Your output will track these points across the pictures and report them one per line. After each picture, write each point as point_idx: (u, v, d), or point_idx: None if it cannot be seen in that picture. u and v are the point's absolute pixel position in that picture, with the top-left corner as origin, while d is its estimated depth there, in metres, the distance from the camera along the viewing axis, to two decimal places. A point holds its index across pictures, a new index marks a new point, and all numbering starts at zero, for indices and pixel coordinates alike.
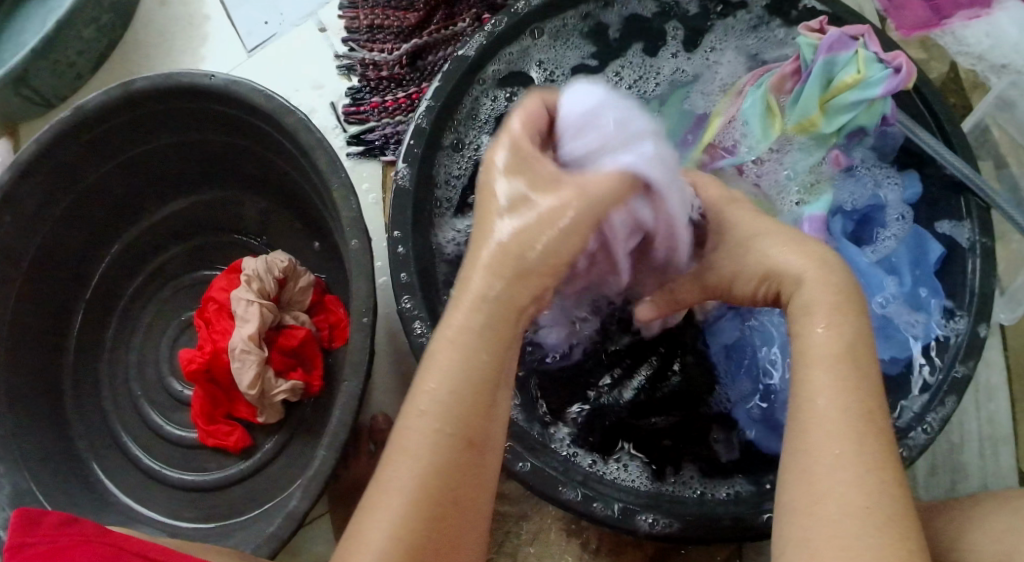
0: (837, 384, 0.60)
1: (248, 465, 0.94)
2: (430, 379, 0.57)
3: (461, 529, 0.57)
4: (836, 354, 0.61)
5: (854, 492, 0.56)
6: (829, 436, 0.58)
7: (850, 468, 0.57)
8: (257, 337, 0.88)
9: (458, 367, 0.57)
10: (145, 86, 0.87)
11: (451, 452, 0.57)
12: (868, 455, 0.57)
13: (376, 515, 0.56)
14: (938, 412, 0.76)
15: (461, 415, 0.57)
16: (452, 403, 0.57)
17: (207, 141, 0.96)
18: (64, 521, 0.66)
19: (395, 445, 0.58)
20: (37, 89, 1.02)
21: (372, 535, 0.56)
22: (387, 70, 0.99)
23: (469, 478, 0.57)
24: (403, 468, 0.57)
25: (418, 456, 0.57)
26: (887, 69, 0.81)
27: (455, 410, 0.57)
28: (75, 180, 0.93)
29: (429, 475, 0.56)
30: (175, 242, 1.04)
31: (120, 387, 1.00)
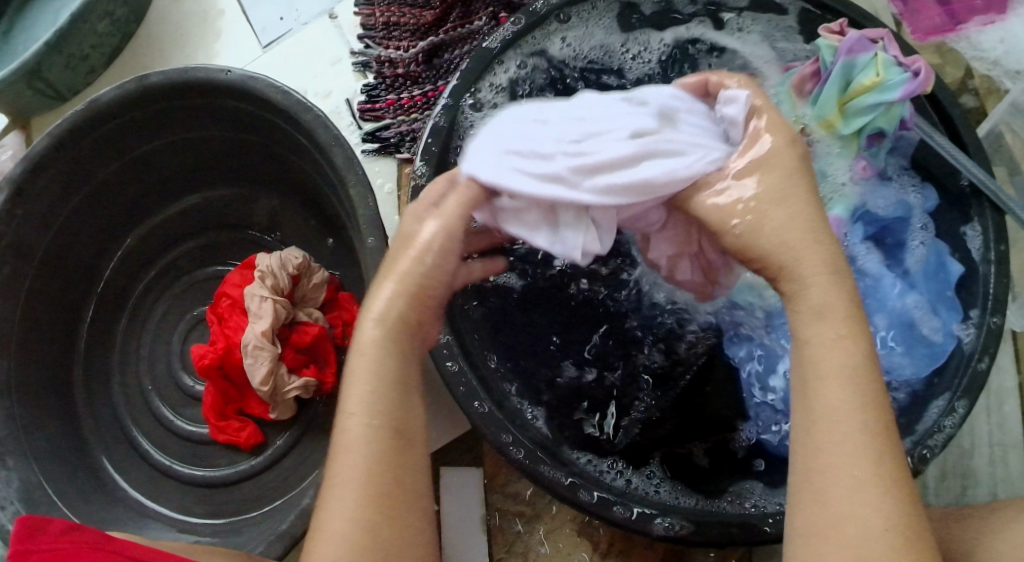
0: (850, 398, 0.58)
1: (259, 462, 0.94)
2: (359, 383, 0.62)
3: (407, 520, 0.61)
4: (855, 372, 0.58)
5: (862, 504, 0.56)
6: (838, 449, 0.57)
7: (847, 475, 0.56)
8: (270, 333, 0.87)
9: (379, 370, 0.63)
10: (160, 81, 0.87)
11: (387, 446, 0.61)
12: (879, 465, 0.56)
13: (329, 515, 0.60)
14: (954, 416, 0.77)
15: (391, 409, 0.62)
16: (381, 403, 0.62)
17: (221, 137, 0.96)
18: (69, 528, 0.67)
19: (338, 448, 0.62)
20: (51, 82, 1.01)
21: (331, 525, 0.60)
22: (403, 67, 0.99)
23: (405, 470, 0.62)
24: (352, 456, 0.61)
25: (360, 454, 0.61)
26: (905, 73, 0.79)
27: (387, 408, 0.62)
28: (89, 175, 0.93)
29: (378, 472, 0.61)
30: (188, 238, 1.03)
31: (131, 382, 1.00)
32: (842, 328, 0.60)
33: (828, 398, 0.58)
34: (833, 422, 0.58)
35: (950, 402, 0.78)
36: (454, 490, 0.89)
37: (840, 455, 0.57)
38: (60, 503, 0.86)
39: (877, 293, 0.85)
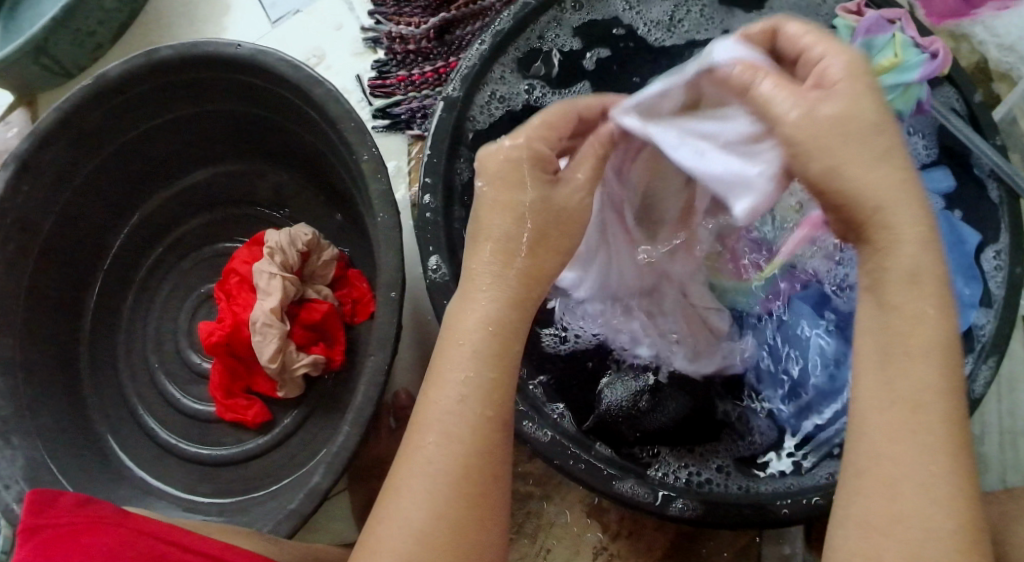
0: (937, 375, 0.52)
1: (266, 440, 0.93)
2: (447, 375, 0.59)
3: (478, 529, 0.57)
4: (933, 352, 0.52)
5: (919, 495, 0.51)
6: (919, 438, 0.52)
7: (925, 470, 0.51)
8: (279, 311, 0.86)
9: (471, 355, 0.59)
10: (168, 55, 0.85)
11: (477, 437, 0.58)
12: (952, 468, 0.51)
13: (403, 499, 0.57)
14: (981, 377, 0.76)
15: (474, 407, 0.58)
16: (467, 406, 0.58)
17: (230, 112, 0.94)
18: (80, 501, 0.65)
19: (411, 440, 0.59)
20: (58, 59, 1.00)
21: (407, 513, 0.56)
22: (414, 43, 0.98)
23: (483, 462, 0.58)
24: (430, 453, 0.57)
25: (449, 440, 0.58)
26: (923, 53, 0.80)
27: (476, 394, 0.58)
28: (94, 151, 0.92)
29: (454, 473, 0.57)
30: (197, 213, 1.02)
31: (137, 360, 0.99)
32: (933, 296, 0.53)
33: (910, 367, 0.53)
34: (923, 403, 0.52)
35: (977, 371, 0.77)
36: None
37: (925, 440, 0.52)
38: (66, 481, 0.86)
39: None
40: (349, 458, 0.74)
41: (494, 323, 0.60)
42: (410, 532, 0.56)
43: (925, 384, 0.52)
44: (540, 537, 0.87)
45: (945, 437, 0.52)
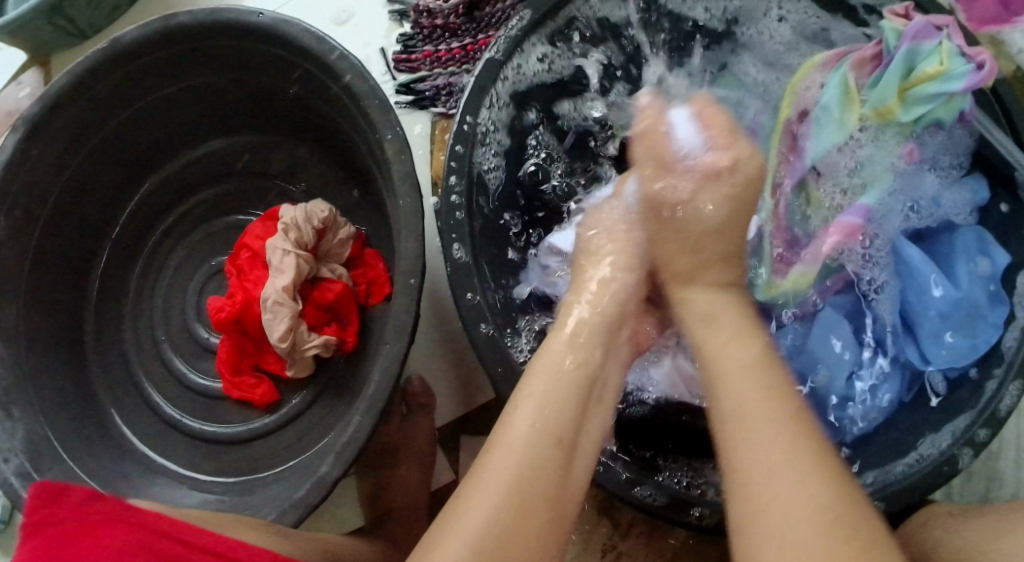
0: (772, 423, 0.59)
1: (274, 420, 0.91)
2: (523, 401, 0.62)
3: (529, 532, 0.57)
4: (770, 397, 0.60)
5: (788, 495, 0.56)
6: (762, 467, 0.57)
7: (768, 473, 0.57)
8: (292, 289, 0.84)
9: (542, 410, 0.62)
10: (189, 22, 0.83)
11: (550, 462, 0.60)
12: (807, 474, 0.56)
13: (468, 513, 0.57)
14: (1007, 398, 0.75)
15: (562, 423, 0.62)
16: (555, 415, 0.62)
17: (250, 83, 0.91)
18: (87, 497, 0.63)
19: (474, 475, 0.60)
20: (73, 19, 0.97)
21: (470, 524, 0.57)
22: (442, 18, 0.94)
23: (552, 506, 0.59)
24: (513, 459, 0.59)
25: (515, 468, 0.59)
26: (969, 64, 0.77)
27: (552, 429, 0.61)
28: (107, 118, 0.89)
29: (528, 478, 0.59)
30: (210, 184, 1.00)
31: (144, 331, 0.97)
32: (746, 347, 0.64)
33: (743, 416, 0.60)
34: (751, 453, 0.58)
35: (1003, 388, 0.75)
36: None
37: (753, 457, 0.58)
38: (67, 455, 0.84)
39: (913, 282, 0.82)
40: (359, 447, 0.72)
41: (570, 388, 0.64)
42: (470, 537, 0.56)
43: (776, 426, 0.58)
44: None
45: (808, 445, 0.57)
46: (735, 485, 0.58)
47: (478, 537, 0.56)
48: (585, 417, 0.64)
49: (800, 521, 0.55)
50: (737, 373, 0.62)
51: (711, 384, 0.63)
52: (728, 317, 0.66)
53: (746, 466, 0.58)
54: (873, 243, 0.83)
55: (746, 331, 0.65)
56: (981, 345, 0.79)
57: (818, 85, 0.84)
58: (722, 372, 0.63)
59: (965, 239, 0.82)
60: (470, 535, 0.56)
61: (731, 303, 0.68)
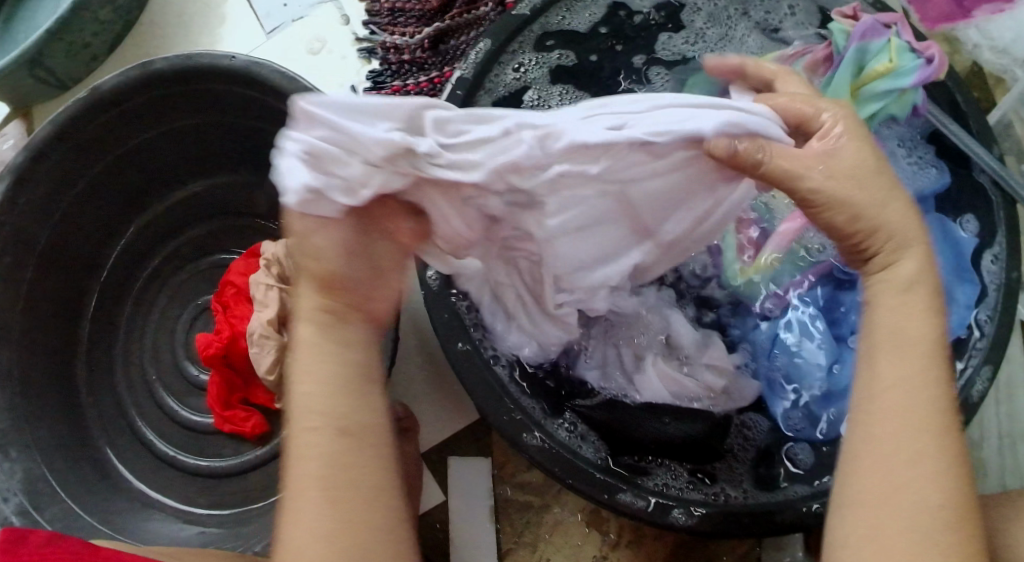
0: (908, 385, 0.58)
1: (265, 451, 0.93)
2: (305, 380, 0.58)
3: (373, 515, 0.57)
4: (928, 351, 0.58)
5: (922, 481, 0.56)
6: (923, 424, 0.57)
7: (912, 457, 0.56)
8: (276, 322, 0.86)
9: (333, 369, 0.58)
10: (164, 67, 0.85)
11: (333, 445, 0.57)
12: (943, 442, 0.57)
13: (298, 521, 0.57)
14: (979, 382, 0.76)
15: (348, 407, 0.58)
16: (331, 399, 0.58)
17: (225, 122, 0.94)
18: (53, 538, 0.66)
19: (289, 490, 0.58)
20: (52, 71, 1.00)
21: (302, 534, 0.56)
22: (409, 53, 0.98)
23: (367, 473, 0.58)
24: (314, 460, 0.57)
25: (317, 455, 0.57)
26: (919, 58, 0.80)
27: (333, 402, 0.58)
28: (90, 163, 0.92)
29: (335, 465, 0.57)
30: (193, 225, 1.02)
31: (135, 371, 0.99)
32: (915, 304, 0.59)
33: (887, 366, 0.58)
34: (905, 408, 0.57)
35: (974, 372, 0.76)
36: (459, 479, 0.88)
37: (929, 420, 0.57)
38: (64, 496, 0.86)
39: None
40: None
41: (339, 337, 0.59)
42: (320, 529, 0.56)
43: (906, 397, 0.57)
44: (540, 546, 0.87)
45: (935, 419, 0.57)
46: (887, 418, 0.58)
47: (317, 526, 0.56)
48: (344, 339, 0.59)
49: (941, 488, 0.56)
50: (905, 319, 0.59)
51: (887, 342, 0.59)
52: (923, 281, 0.60)
53: (880, 422, 0.57)
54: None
55: (922, 311, 0.59)
56: (955, 327, 0.79)
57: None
58: (879, 322, 0.60)
59: (933, 229, 0.83)
60: (319, 526, 0.56)
61: (926, 263, 0.60)
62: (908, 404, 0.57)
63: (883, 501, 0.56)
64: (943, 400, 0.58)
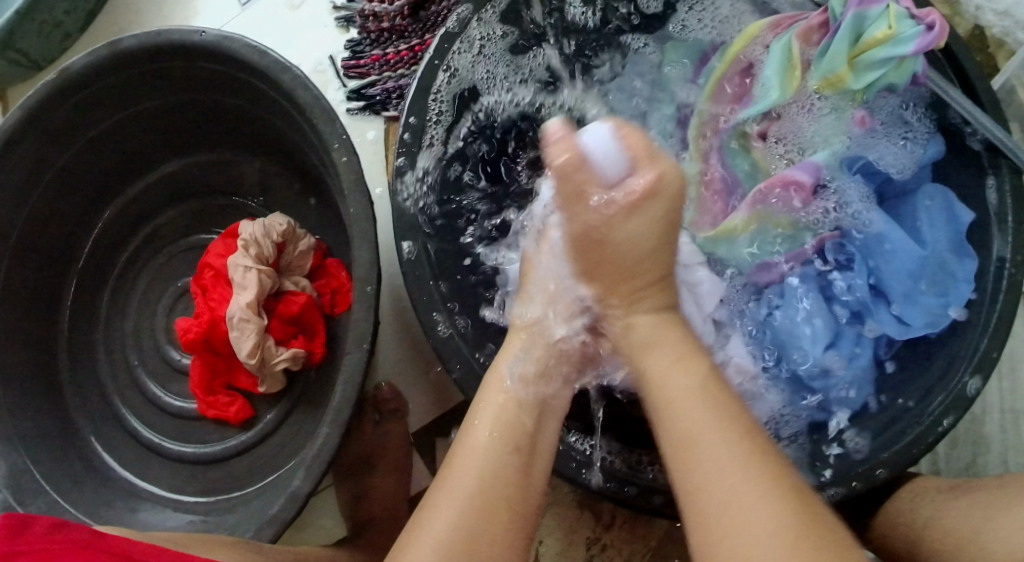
0: (709, 410, 0.61)
1: (251, 436, 0.91)
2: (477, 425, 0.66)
3: (506, 537, 0.61)
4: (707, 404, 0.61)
5: (721, 502, 0.58)
6: (702, 465, 0.59)
7: (691, 478, 0.59)
8: (255, 305, 0.84)
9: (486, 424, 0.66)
10: (133, 46, 0.82)
11: (500, 464, 0.64)
12: (738, 455, 0.59)
13: (432, 525, 0.61)
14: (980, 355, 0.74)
15: (501, 464, 0.64)
16: (499, 430, 0.66)
17: (202, 100, 0.91)
18: (52, 529, 0.64)
19: (420, 513, 0.62)
20: (24, 51, 0.97)
21: (427, 541, 0.60)
22: (388, 21, 0.94)
23: (520, 497, 0.63)
24: (457, 496, 0.62)
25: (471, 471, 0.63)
26: (919, 25, 0.74)
27: (505, 433, 0.66)
28: (64, 147, 0.89)
29: (486, 481, 0.63)
30: (170, 205, 0.99)
31: (119, 358, 0.97)
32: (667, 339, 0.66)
33: (673, 406, 0.62)
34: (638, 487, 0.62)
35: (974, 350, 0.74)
36: None
37: (700, 462, 0.59)
38: (48, 488, 0.84)
39: (880, 255, 0.80)
40: (329, 460, 0.72)
41: (522, 378, 0.69)
42: (444, 535, 0.60)
43: (708, 419, 0.61)
44: (531, 530, 0.85)
45: (735, 443, 0.59)
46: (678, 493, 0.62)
47: (440, 553, 0.59)
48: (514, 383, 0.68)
49: (764, 516, 0.56)
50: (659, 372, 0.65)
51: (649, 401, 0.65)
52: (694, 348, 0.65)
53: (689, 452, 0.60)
54: (837, 204, 0.82)
55: (687, 381, 0.62)
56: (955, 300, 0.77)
57: (767, 43, 0.82)
58: (660, 388, 0.64)
59: (930, 199, 0.80)
60: (434, 547, 0.60)
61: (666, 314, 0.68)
62: (687, 443, 0.60)
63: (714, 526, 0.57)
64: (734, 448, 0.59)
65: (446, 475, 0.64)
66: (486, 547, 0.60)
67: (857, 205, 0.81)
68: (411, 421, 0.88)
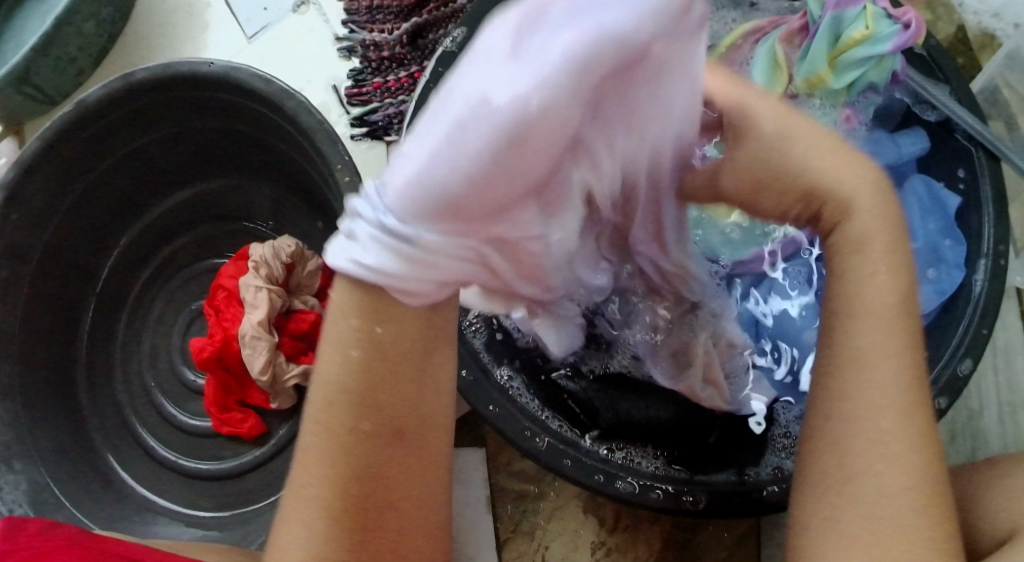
0: (881, 346, 0.55)
1: (263, 451, 0.94)
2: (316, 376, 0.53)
3: (409, 474, 0.55)
4: (872, 355, 0.55)
5: (891, 475, 0.54)
6: (871, 427, 0.55)
7: (875, 436, 0.54)
8: (267, 322, 0.87)
9: (342, 376, 0.53)
10: (146, 77, 0.86)
11: (358, 446, 0.53)
12: (914, 431, 0.55)
13: (288, 521, 0.54)
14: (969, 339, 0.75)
15: (371, 403, 0.53)
16: (343, 388, 0.53)
17: (210, 128, 0.95)
18: (44, 529, 0.70)
19: (282, 519, 0.55)
20: (41, 87, 1.01)
21: (295, 541, 0.53)
22: (388, 49, 0.99)
23: (394, 465, 0.54)
24: (322, 459, 0.53)
25: (324, 448, 0.53)
26: (896, 24, 0.79)
27: (352, 388, 0.53)
28: (80, 175, 0.92)
29: (344, 456, 0.53)
30: (185, 230, 1.04)
31: (135, 379, 1.00)
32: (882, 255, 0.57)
33: (861, 323, 0.56)
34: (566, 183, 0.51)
35: (966, 327, 0.76)
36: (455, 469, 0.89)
37: (859, 427, 0.55)
38: (68, 502, 0.87)
39: None
40: None
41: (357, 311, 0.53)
42: (312, 539, 0.53)
43: (880, 355, 0.55)
44: (538, 534, 0.87)
45: (897, 408, 0.55)
46: (846, 437, 0.55)
47: (318, 536, 0.53)
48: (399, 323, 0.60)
49: (903, 476, 0.54)
50: (875, 278, 0.56)
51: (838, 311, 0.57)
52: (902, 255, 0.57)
53: (874, 401, 0.55)
54: None
55: (895, 329, 0.56)
56: (948, 287, 0.79)
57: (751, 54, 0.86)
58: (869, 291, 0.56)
59: (915, 191, 0.84)
60: (308, 533, 0.53)
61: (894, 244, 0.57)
62: (858, 354, 0.56)
63: (846, 500, 0.54)
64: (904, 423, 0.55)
65: (308, 426, 0.54)
66: (397, 472, 0.55)
67: None
68: None
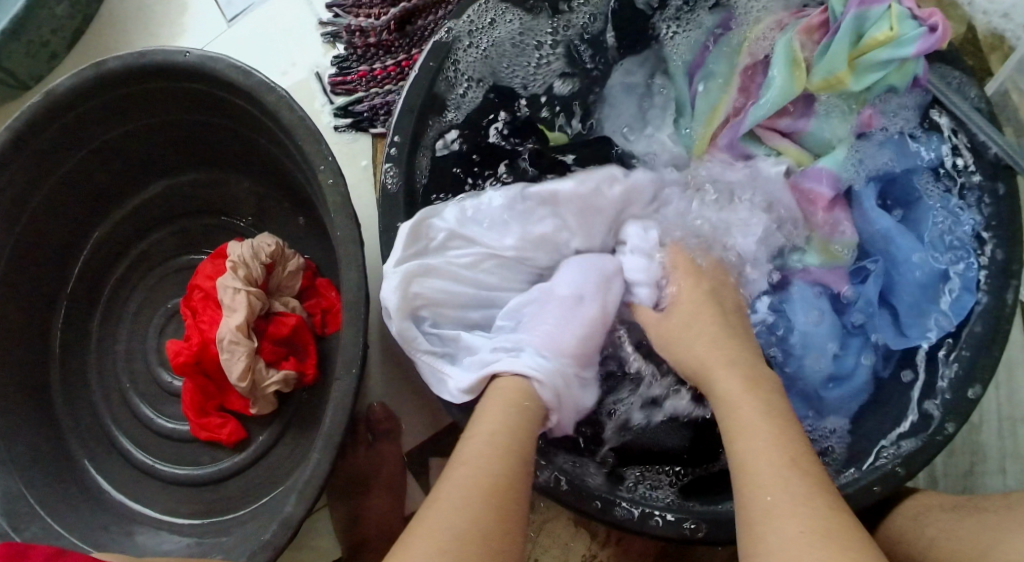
0: (760, 434, 0.61)
1: (243, 457, 0.91)
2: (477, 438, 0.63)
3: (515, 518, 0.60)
4: (744, 422, 0.63)
5: (786, 515, 0.56)
6: (757, 471, 0.59)
7: (767, 493, 0.58)
8: (246, 327, 0.83)
9: (494, 446, 0.63)
10: (119, 67, 0.81)
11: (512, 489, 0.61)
12: (798, 477, 0.58)
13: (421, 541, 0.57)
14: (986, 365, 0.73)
15: (509, 460, 0.62)
16: (495, 452, 0.62)
17: (189, 120, 0.90)
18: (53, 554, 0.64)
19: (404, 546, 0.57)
20: (11, 71, 0.96)
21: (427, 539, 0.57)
22: (375, 36, 0.93)
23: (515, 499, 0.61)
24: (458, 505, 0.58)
25: (468, 494, 0.59)
26: (921, 27, 0.76)
27: (497, 452, 0.62)
28: (53, 167, 0.88)
29: (480, 510, 0.58)
30: (162, 225, 0.99)
31: (110, 379, 0.96)
32: (737, 371, 0.67)
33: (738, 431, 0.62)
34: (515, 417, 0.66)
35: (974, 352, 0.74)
36: None
37: (758, 482, 0.59)
38: (42, 512, 0.83)
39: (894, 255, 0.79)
40: (321, 484, 0.71)
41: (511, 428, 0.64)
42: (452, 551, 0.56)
43: (750, 438, 0.62)
44: (527, 549, 0.84)
45: (781, 454, 0.59)
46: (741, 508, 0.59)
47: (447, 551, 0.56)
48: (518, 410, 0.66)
49: (799, 505, 0.56)
50: (721, 386, 0.66)
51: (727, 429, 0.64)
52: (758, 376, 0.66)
53: (750, 465, 0.60)
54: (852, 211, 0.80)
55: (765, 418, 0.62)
56: (960, 309, 0.76)
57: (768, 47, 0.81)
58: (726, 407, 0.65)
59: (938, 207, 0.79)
60: (449, 534, 0.57)
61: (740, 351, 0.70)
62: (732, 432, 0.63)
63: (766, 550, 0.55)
64: (789, 471, 0.59)
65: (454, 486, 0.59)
66: (502, 489, 0.60)
67: (873, 218, 0.79)
68: (404, 439, 0.87)
